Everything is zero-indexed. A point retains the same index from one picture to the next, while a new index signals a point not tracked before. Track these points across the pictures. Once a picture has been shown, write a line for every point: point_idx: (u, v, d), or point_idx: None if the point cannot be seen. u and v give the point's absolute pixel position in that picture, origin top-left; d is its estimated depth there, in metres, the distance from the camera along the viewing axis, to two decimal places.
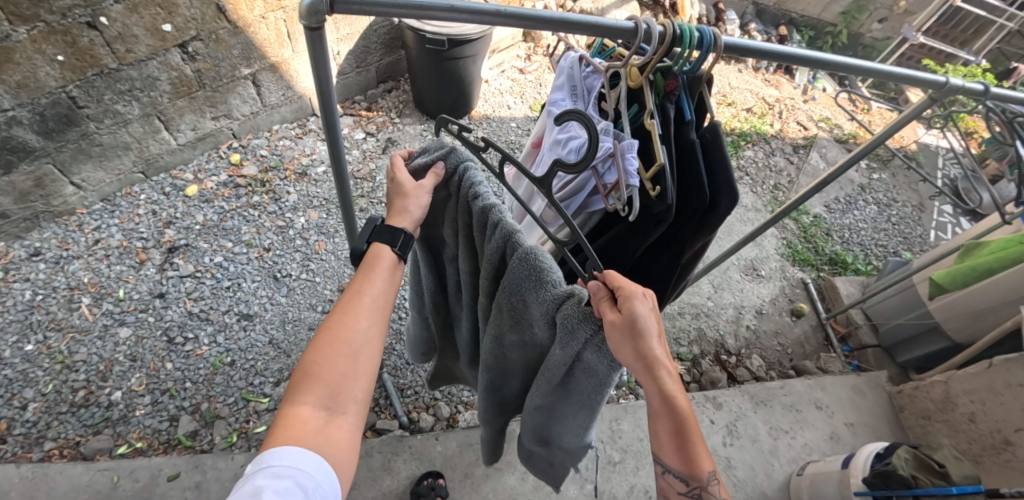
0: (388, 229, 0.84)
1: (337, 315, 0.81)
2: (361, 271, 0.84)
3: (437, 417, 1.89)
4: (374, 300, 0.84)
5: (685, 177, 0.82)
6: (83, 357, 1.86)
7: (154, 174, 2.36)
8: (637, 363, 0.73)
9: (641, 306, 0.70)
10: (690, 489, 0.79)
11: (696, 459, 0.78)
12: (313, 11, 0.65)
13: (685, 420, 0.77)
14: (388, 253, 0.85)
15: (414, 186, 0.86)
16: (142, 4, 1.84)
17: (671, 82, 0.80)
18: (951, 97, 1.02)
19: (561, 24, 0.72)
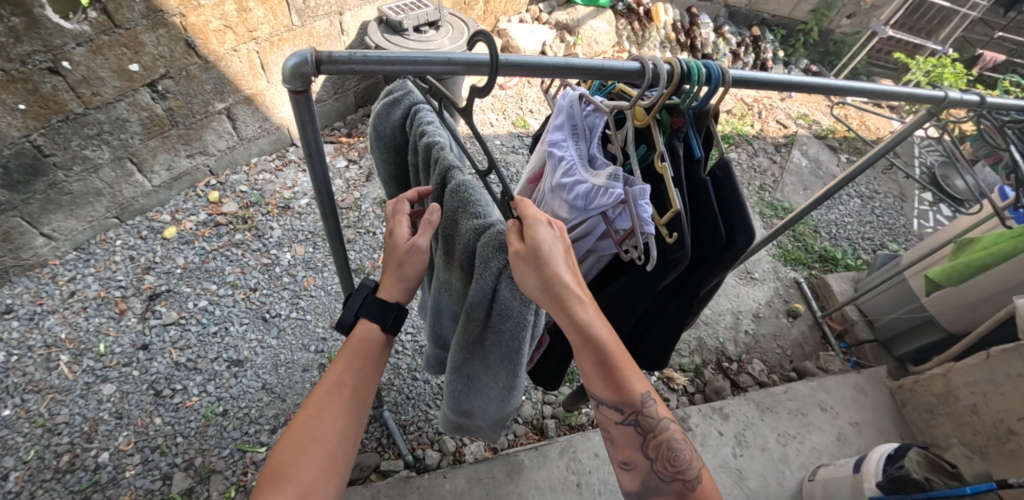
0: (378, 301, 0.81)
1: (317, 403, 0.81)
2: (344, 357, 0.84)
3: (443, 452, 1.84)
4: (354, 395, 0.83)
5: (698, 216, 0.82)
6: (65, 419, 1.77)
7: (129, 218, 2.27)
8: (543, 290, 0.71)
9: (545, 232, 0.69)
10: (626, 416, 0.82)
11: (625, 385, 0.80)
12: (298, 72, 0.58)
13: (608, 347, 0.77)
14: (376, 342, 0.85)
15: (409, 246, 0.78)
16: (106, 45, 1.77)
17: (679, 118, 0.77)
18: (949, 109, 1.11)
19: (565, 70, 0.67)
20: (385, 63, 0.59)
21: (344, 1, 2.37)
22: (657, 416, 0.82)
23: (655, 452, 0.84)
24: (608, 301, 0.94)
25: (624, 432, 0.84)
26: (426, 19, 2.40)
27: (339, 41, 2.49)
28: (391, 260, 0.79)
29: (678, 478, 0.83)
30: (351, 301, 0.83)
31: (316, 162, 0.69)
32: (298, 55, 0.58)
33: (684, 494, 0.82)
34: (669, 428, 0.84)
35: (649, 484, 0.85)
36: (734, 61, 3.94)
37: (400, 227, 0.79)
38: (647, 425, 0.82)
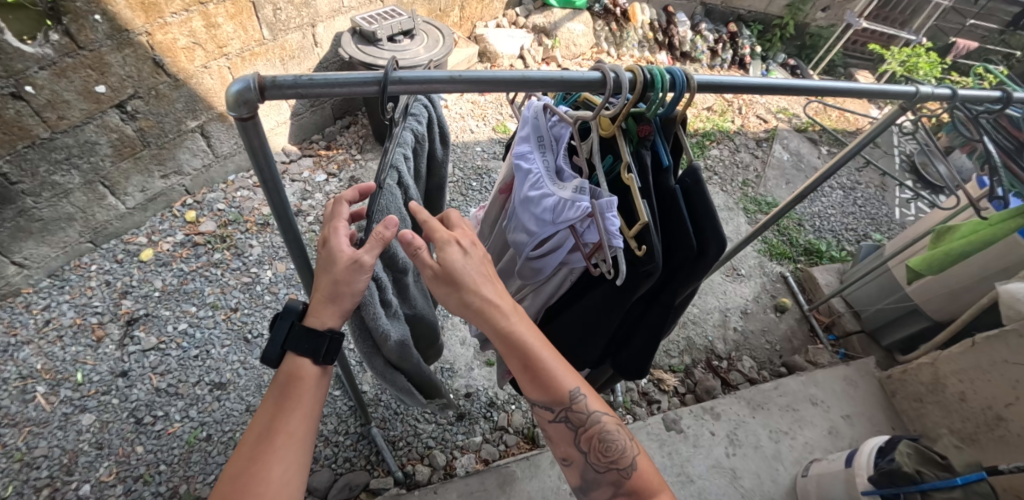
0: (306, 332, 0.78)
1: (250, 451, 0.76)
2: (276, 397, 0.79)
3: (433, 467, 1.82)
4: (292, 438, 0.77)
5: (669, 225, 0.82)
6: (43, 452, 1.71)
7: (104, 242, 2.22)
8: (466, 309, 0.80)
9: (455, 256, 0.78)
10: (558, 414, 0.87)
11: (553, 383, 0.84)
12: (241, 99, 0.56)
13: (531, 348, 0.83)
14: (309, 376, 0.80)
15: (352, 261, 0.75)
16: (71, 67, 1.73)
17: (645, 127, 0.78)
18: (921, 103, 1.10)
19: (521, 83, 0.65)
20: (335, 85, 0.59)
21: (316, 13, 2.34)
22: (587, 409, 0.87)
23: (588, 446, 0.89)
24: (583, 311, 0.93)
25: (559, 430, 0.89)
26: (400, 29, 2.39)
27: (313, 53, 2.47)
28: (325, 274, 0.77)
29: (612, 467, 0.88)
30: (271, 334, 0.79)
31: (273, 188, 0.67)
32: (242, 80, 0.56)
33: (620, 481, 0.87)
34: (601, 419, 0.89)
35: (586, 476, 0.90)
36: (713, 58, 3.96)
37: (336, 232, 0.77)
38: (578, 421, 0.88)
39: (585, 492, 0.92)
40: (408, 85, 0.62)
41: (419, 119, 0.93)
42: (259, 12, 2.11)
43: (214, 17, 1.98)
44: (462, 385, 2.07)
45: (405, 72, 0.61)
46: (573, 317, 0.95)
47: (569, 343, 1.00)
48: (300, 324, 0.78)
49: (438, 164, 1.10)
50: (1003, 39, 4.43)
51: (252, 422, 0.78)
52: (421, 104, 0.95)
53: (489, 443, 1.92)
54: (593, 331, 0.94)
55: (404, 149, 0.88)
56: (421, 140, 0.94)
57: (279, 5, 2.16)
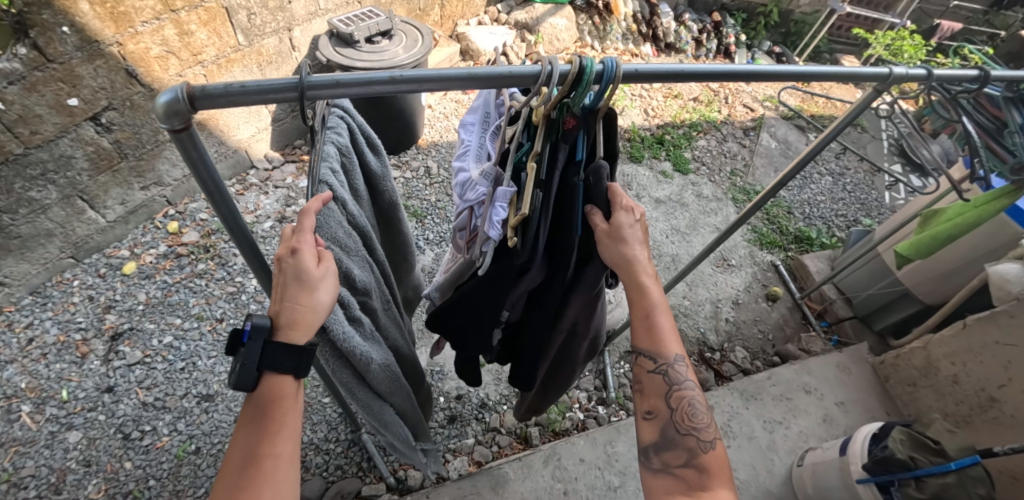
0: (292, 350, 0.68)
1: (233, 486, 0.65)
2: (256, 420, 0.68)
3: (426, 471, 1.80)
4: (280, 461, 0.68)
5: (562, 217, 0.87)
6: (31, 471, 1.70)
7: (86, 256, 2.19)
8: (619, 260, 0.86)
9: (624, 219, 0.85)
10: (658, 366, 0.88)
11: (665, 337, 0.88)
12: (172, 110, 0.55)
13: (656, 302, 0.88)
14: (293, 391, 0.71)
15: (320, 272, 0.72)
16: (41, 81, 1.70)
17: (570, 120, 0.77)
18: (896, 85, 1.08)
19: (469, 79, 0.63)
20: (268, 90, 0.59)
21: (292, 17, 2.31)
22: (683, 375, 0.88)
23: (677, 405, 0.89)
24: (470, 305, 1.02)
25: (651, 381, 0.89)
26: (378, 30, 2.36)
27: (291, 57, 2.43)
28: (296, 286, 0.70)
29: (693, 433, 0.87)
30: (242, 361, 0.67)
31: (220, 200, 0.66)
32: (170, 90, 0.55)
33: (695, 451, 0.86)
34: (693, 389, 0.89)
35: (665, 434, 0.88)
36: (698, 48, 3.95)
37: (304, 238, 0.71)
38: (674, 379, 0.88)
39: (653, 453, 0.88)
40: (334, 89, 0.61)
41: (339, 131, 0.91)
42: (233, 17, 2.07)
43: (186, 24, 1.95)
44: (453, 387, 2.06)
45: (322, 77, 0.60)
46: (461, 309, 1.04)
47: (471, 337, 1.10)
48: (272, 343, 0.67)
49: (377, 178, 1.07)
50: (987, 20, 4.38)
51: (230, 448, 0.68)
52: (337, 114, 0.92)
53: (481, 444, 1.91)
54: (481, 317, 1.03)
55: (330, 164, 0.85)
56: (346, 153, 0.92)
57: (253, 10, 2.13)
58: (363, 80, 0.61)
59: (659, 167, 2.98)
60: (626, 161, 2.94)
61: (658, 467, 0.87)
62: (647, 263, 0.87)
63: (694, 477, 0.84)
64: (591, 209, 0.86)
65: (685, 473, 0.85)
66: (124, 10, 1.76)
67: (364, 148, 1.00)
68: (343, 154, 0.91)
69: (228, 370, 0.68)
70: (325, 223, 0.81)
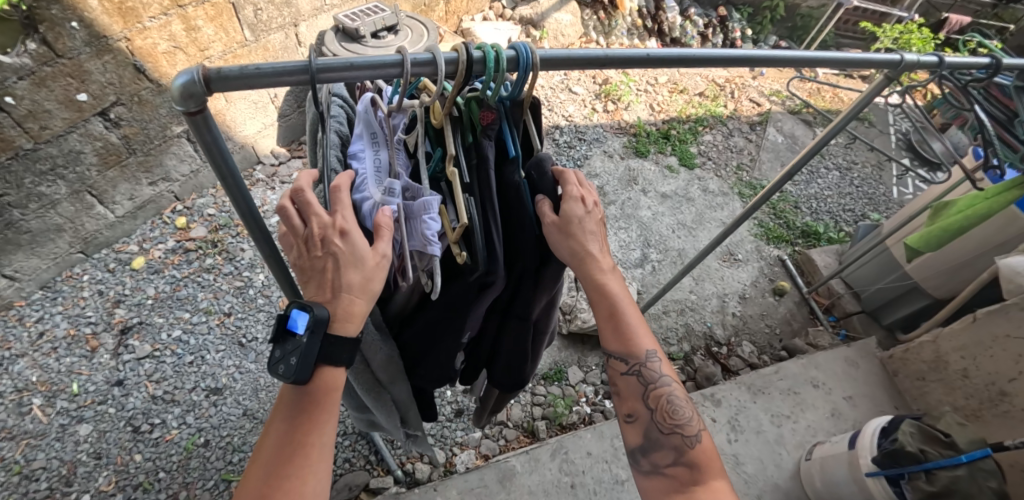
0: (345, 343, 0.71)
1: (277, 467, 0.69)
2: (306, 409, 0.71)
3: (433, 464, 1.81)
4: (324, 451, 0.71)
5: (513, 219, 0.86)
6: (42, 464, 1.71)
7: (95, 251, 2.20)
8: (572, 260, 0.85)
9: (574, 209, 0.83)
10: (631, 366, 0.91)
11: (633, 337, 0.90)
12: (187, 93, 0.57)
13: (621, 301, 0.89)
14: (341, 383, 0.74)
15: (376, 259, 0.72)
16: (49, 76, 1.71)
17: (487, 114, 0.77)
18: (905, 73, 1.09)
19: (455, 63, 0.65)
20: (280, 73, 0.60)
21: (298, 12, 2.31)
22: (658, 371, 0.92)
23: (656, 404, 0.92)
24: (427, 326, 0.96)
25: (628, 384, 0.92)
26: (384, 25, 2.36)
27: (297, 53, 2.44)
28: (354, 273, 0.70)
29: (676, 431, 0.91)
30: (296, 352, 0.68)
31: (231, 180, 0.69)
32: (186, 73, 0.57)
33: (682, 448, 0.90)
34: (670, 384, 0.92)
35: (649, 436, 0.92)
36: (703, 43, 3.93)
37: (350, 222, 0.71)
38: (649, 378, 0.92)
39: (641, 456, 0.93)
40: (341, 73, 0.62)
41: (341, 121, 0.89)
42: (239, 12, 2.08)
43: (193, 19, 1.95)
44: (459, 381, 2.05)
45: (329, 59, 0.61)
46: (416, 332, 0.99)
47: (428, 364, 1.04)
48: (331, 333, 0.70)
49: None
50: (995, 13, 4.38)
51: (275, 426, 0.71)
52: (338, 103, 0.91)
53: (488, 438, 1.92)
54: (436, 344, 0.97)
55: (335, 153, 0.83)
56: (348, 142, 0.90)
57: (259, 5, 2.13)
58: (370, 66, 0.62)
59: (664, 162, 2.96)
60: (631, 156, 2.93)
61: (648, 468, 0.92)
62: (604, 258, 0.87)
63: (685, 473, 0.88)
64: (540, 199, 0.85)
65: (675, 471, 0.89)
66: (132, 5, 1.77)
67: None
68: (346, 145, 0.88)
69: (279, 359, 0.69)
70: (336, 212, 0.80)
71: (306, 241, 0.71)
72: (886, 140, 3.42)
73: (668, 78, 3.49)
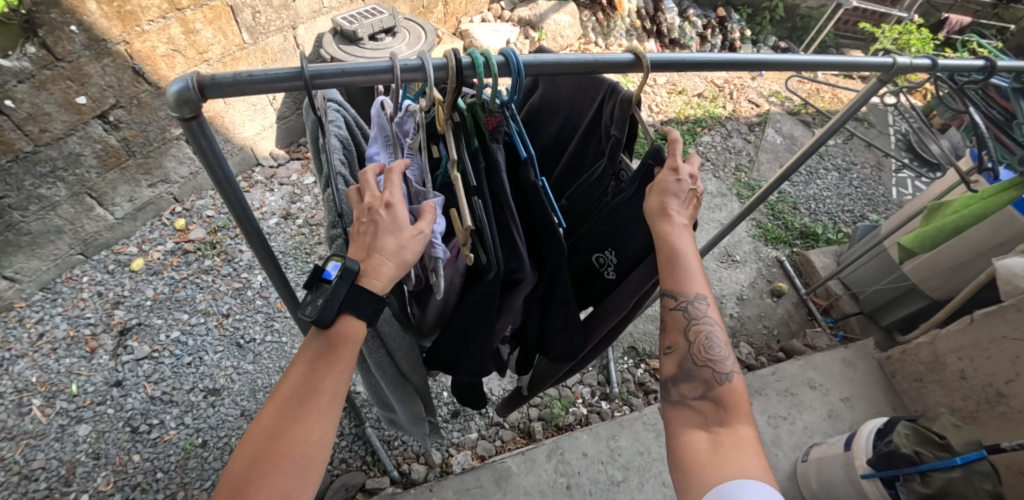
0: (371, 299, 0.71)
1: (285, 404, 0.69)
2: (321, 354, 0.71)
3: (429, 465, 1.82)
4: (335, 400, 0.71)
5: (538, 216, 0.87)
6: (41, 464, 1.72)
7: (95, 253, 2.21)
8: (653, 208, 0.86)
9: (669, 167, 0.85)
10: (679, 303, 0.87)
11: (688, 277, 0.86)
12: (182, 99, 0.59)
13: (688, 246, 0.85)
14: (361, 336, 0.74)
15: (414, 232, 0.73)
16: (50, 79, 1.72)
17: (491, 119, 0.77)
18: (898, 75, 1.09)
19: (446, 70, 0.65)
20: (273, 80, 0.61)
21: (297, 15, 2.32)
22: (705, 312, 0.87)
23: (694, 339, 0.89)
24: (462, 328, 0.95)
25: (673, 317, 0.88)
26: (382, 27, 2.37)
27: (296, 55, 2.45)
28: (390, 239, 0.72)
29: (708, 365, 0.88)
30: (322, 300, 0.69)
31: (226, 185, 0.70)
32: (180, 80, 0.59)
33: (711, 383, 0.86)
34: (713, 324, 0.88)
35: (681, 367, 0.88)
36: (702, 44, 3.93)
37: (396, 194, 0.74)
38: (693, 315, 0.87)
39: (672, 388, 0.89)
40: (333, 79, 0.63)
41: (340, 125, 0.93)
42: (238, 15, 2.09)
43: (192, 23, 1.97)
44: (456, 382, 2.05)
45: (321, 66, 0.61)
46: (451, 334, 0.98)
47: (465, 365, 1.03)
48: (359, 286, 0.70)
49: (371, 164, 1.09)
50: (996, 13, 4.35)
51: (292, 363, 0.72)
52: (334, 108, 0.95)
53: (485, 439, 1.92)
54: (473, 345, 0.98)
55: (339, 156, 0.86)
56: (348, 145, 0.93)
57: (257, 8, 2.15)
58: (360, 72, 0.62)
59: None
60: None
61: (675, 399, 0.88)
62: (677, 212, 0.85)
63: (712, 411, 0.84)
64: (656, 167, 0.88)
65: (702, 406, 0.85)
66: (131, 9, 1.79)
67: (360, 142, 1.03)
68: (347, 149, 0.92)
69: (307, 302, 0.71)
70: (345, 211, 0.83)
71: (358, 212, 0.75)
72: (885, 141, 3.41)
73: (666, 79, 3.50)
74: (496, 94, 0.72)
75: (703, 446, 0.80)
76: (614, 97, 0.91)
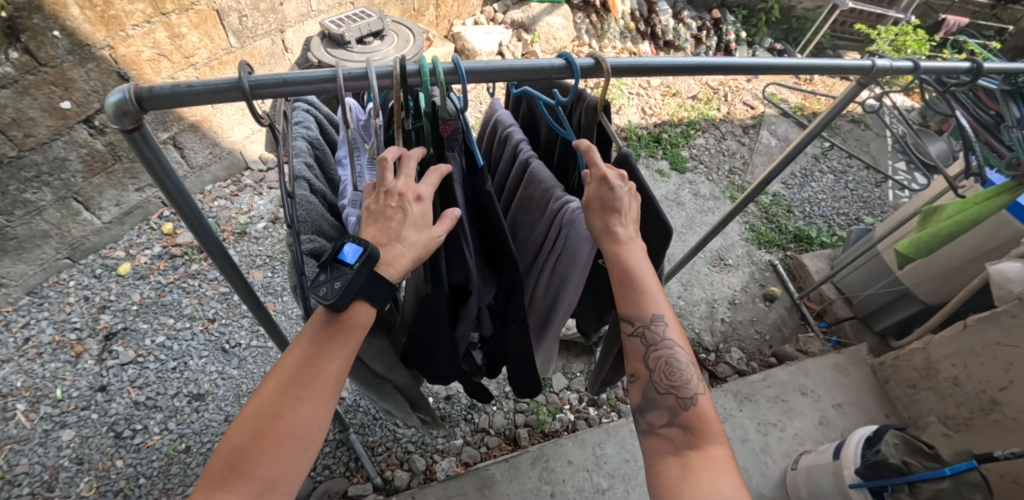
0: (387, 286, 0.70)
1: (285, 384, 0.69)
2: (325, 336, 0.71)
3: (413, 472, 1.80)
4: (335, 382, 0.72)
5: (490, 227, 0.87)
6: (24, 469, 1.72)
7: (82, 257, 2.22)
8: (600, 229, 0.84)
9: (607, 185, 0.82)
10: (637, 328, 0.85)
11: (645, 299, 0.84)
12: (120, 111, 0.57)
13: (636, 266, 0.82)
14: (371, 321, 0.74)
15: (429, 237, 0.72)
16: (33, 84, 1.72)
17: (445, 126, 0.76)
18: (880, 77, 1.06)
19: (393, 77, 0.64)
20: (214, 90, 0.60)
21: (284, 18, 2.33)
22: (663, 334, 0.85)
23: (655, 365, 0.86)
24: (422, 334, 0.95)
25: (632, 344, 0.86)
26: (370, 30, 2.37)
27: (284, 59, 2.45)
28: (414, 233, 0.71)
29: (672, 392, 0.85)
30: (338, 287, 0.67)
31: (183, 203, 0.69)
32: (118, 93, 0.58)
33: (677, 410, 0.84)
34: (674, 347, 0.86)
35: (646, 395, 0.87)
36: (697, 46, 3.91)
37: (429, 189, 0.73)
38: (652, 339, 0.85)
39: (640, 416, 0.87)
40: (275, 88, 0.61)
41: (308, 125, 0.92)
42: (224, 19, 2.09)
43: (177, 27, 1.97)
44: (442, 387, 2.04)
45: (262, 75, 0.60)
46: (414, 340, 0.98)
47: (432, 365, 1.03)
48: (375, 274, 0.69)
49: None
50: (995, 13, 4.30)
51: (294, 341, 0.72)
52: (302, 109, 0.94)
53: (470, 445, 1.91)
54: (436, 349, 0.97)
55: (303, 159, 0.85)
56: (318, 146, 0.92)
57: (244, 12, 2.15)
58: (303, 80, 0.61)
59: (655, 166, 2.93)
60: None
61: (644, 428, 0.87)
62: (622, 227, 0.83)
63: (681, 436, 0.82)
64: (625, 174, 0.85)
65: (671, 433, 0.84)
66: (115, 13, 1.79)
67: (331, 141, 1.02)
68: (316, 149, 0.92)
69: (322, 284, 0.68)
70: (308, 216, 0.82)
71: (384, 190, 0.72)
72: (881, 143, 3.37)
73: (660, 81, 3.48)
74: (446, 101, 0.70)
75: (673, 471, 0.79)
76: (580, 105, 0.92)
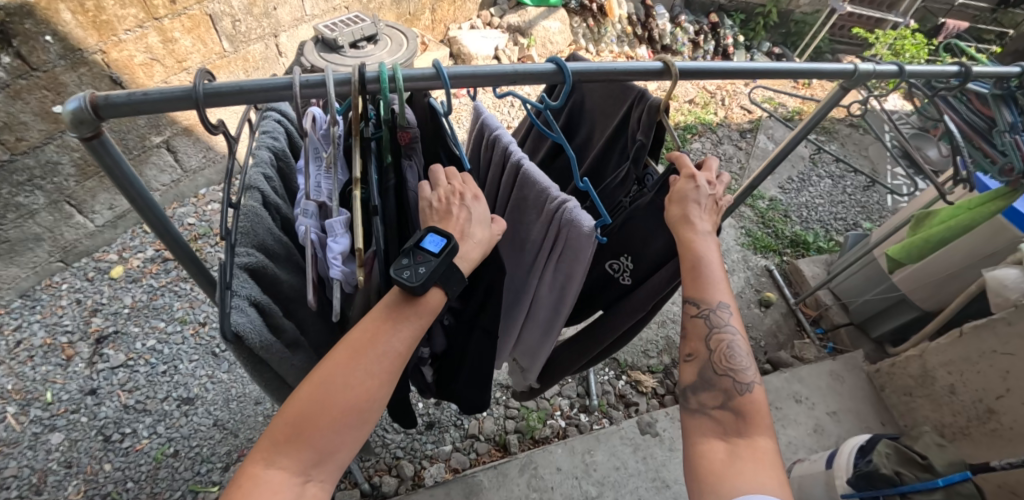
0: (462, 280, 0.73)
1: (353, 359, 0.70)
2: (396, 315, 0.71)
3: (401, 478, 1.79)
4: (400, 362, 0.72)
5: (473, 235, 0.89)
6: (12, 472, 1.71)
7: (75, 260, 2.23)
8: (676, 218, 0.86)
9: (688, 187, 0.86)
10: (701, 311, 0.86)
11: (710, 286, 0.85)
12: (77, 119, 0.57)
13: (705, 255, 0.84)
14: (439, 306, 0.74)
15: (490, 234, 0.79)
16: (25, 89, 1.72)
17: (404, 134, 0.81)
18: (865, 81, 1.05)
19: (350, 83, 0.64)
20: (170, 99, 0.60)
21: (278, 23, 2.35)
22: (727, 319, 0.86)
23: (716, 346, 0.87)
24: None
25: (695, 325, 0.87)
26: (363, 35, 2.38)
27: (278, 63, 2.47)
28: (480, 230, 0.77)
29: (730, 374, 0.86)
30: (423, 272, 0.68)
31: (149, 214, 0.69)
32: (75, 101, 0.57)
33: (731, 393, 0.85)
34: (735, 333, 0.87)
35: (703, 375, 0.86)
36: (695, 49, 3.88)
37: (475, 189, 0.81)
38: (715, 322, 0.86)
39: (690, 395, 0.87)
40: (232, 96, 0.61)
41: (276, 135, 0.93)
42: (217, 24, 2.10)
43: (170, 31, 1.97)
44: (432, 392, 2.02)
45: (218, 83, 0.60)
46: None
47: None
48: (454, 266, 0.71)
49: None
50: (995, 18, 4.27)
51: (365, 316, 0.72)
52: (273, 119, 0.96)
53: (459, 451, 1.89)
54: None
55: (263, 169, 0.86)
56: (283, 156, 0.93)
57: (237, 17, 2.16)
58: (260, 88, 0.61)
59: None
60: None
61: (694, 407, 0.86)
62: (698, 219, 0.85)
63: (731, 421, 0.83)
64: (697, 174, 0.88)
65: (721, 415, 0.84)
66: (107, 18, 1.80)
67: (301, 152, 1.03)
68: (281, 159, 0.93)
69: (406, 268, 0.69)
70: (257, 227, 0.81)
71: (444, 192, 0.79)
72: (881, 147, 3.35)
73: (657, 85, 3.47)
74: (404, 109, 0.70)
75: (719, 456, 0.79)
76: (642, 103, 0.97)
